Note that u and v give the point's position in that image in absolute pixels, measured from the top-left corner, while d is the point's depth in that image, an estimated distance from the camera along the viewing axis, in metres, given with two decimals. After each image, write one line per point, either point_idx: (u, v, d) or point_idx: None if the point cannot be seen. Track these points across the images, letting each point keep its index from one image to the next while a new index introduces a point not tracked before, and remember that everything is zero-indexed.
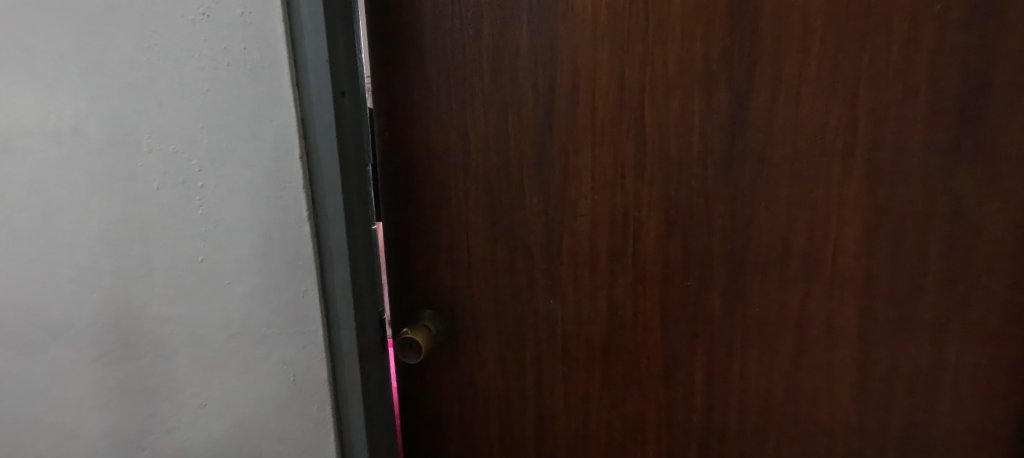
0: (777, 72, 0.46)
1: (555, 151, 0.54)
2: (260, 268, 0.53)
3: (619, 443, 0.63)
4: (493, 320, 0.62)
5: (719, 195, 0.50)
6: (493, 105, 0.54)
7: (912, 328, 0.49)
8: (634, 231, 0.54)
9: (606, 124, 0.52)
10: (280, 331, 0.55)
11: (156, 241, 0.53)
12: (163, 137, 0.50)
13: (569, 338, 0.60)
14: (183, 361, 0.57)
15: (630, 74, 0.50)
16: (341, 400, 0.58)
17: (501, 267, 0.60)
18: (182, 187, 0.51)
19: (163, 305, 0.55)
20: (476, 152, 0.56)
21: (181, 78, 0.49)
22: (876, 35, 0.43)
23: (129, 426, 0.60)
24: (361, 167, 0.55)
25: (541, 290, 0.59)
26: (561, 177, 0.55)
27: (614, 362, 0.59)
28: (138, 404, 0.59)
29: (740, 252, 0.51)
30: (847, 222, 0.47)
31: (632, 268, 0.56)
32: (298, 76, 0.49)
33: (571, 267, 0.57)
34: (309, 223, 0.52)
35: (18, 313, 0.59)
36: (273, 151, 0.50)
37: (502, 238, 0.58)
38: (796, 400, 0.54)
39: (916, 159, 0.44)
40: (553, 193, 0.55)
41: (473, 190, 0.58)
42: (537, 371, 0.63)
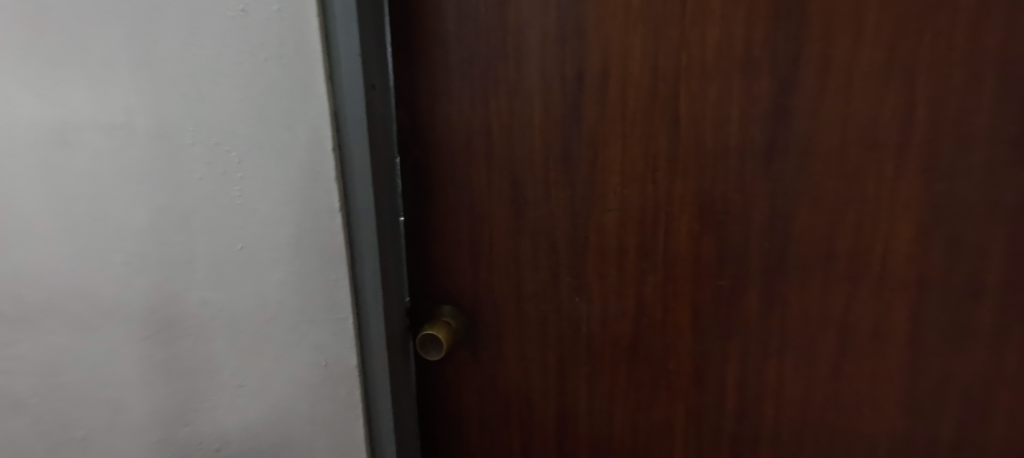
0: (825, 57, 0.43)
1: (584, 144, 0.53)
2: (293, 256, 0.54)
3: (644, 443, 0.62)
4: (518, 314, 0.62)
5: (758, 190, 0.48)
6: (522, 96, 0.53)
7: (971, 337, 0.45)
8: (665, 226, 0.52)
9: (638, 115, 0.50)
10: (312, 317, 0.56)
11: (199, 229, 0.56)
12: (204, 130, 0.52)
13: (595, 335, 0.59)
14: (222, 344, 0.60)
15: (666, 62, 0.48)
16: (370, 387, 0.59)
17: (526, 261, 0.59)
18: (222, 178, 0.53)
19: (203, 290, 0.58)
20: (502, 144, 0.56)
21: (221, 73, 0.50)
22: (942, 15, 0.39)
23: (174, 403, 0.64)
24: (384, 160, 0.55)
25: (567, 285, 0.58)
26: (590, 169, 0.53)
27: (641, 361, 0.58)
28: (183, 383, 0.63)
29: (780, 250, 0.49)
30: (900, 220, 0.44)
31: (661, 266, 0.54)
32: (331, 69, 0.50)
33: (598, 262, 0.56)
34: (341, 213, 0.53)
35: (77, 294, 0.64)
36: (307, 144, 0.51)
37: (527, 232, 0.58)
38: (836, 408, 0.52)
39: (980, 150, 0.41)
40: (582, 187, 0.54)
41: (500, 182, 0.57)
42: (563, 367, 0.62)
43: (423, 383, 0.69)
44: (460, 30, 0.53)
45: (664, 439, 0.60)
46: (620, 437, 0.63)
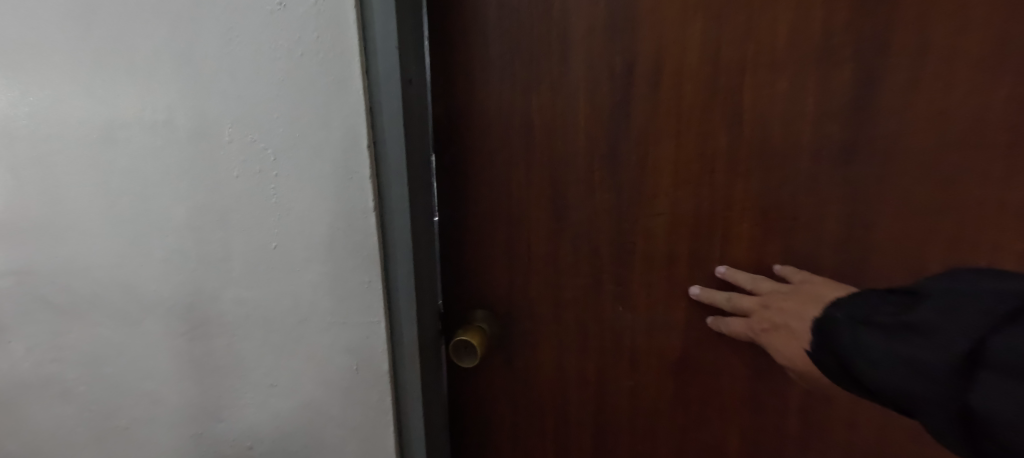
0: (920, 43, 0.38)
1: (632, 142, 0.49)
2: (326, 257, 0.52)
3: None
4: (555, 322, 0.58)
5: (833, 194, 0.43)
6: (566, 90, 0.50)
7: None
8: (722, 232, 0.48)
9: (694, 111, 0.46)
10: (344, 319, 0.54)
11: (236, 226, 0.55)
12: (241, 127, 0.51)
13: (639, 347, 0.55)
14: (256, 343, 0.59)
15: (730, 52, 0.44)
16: (402, 394, 0.57)
17: (566, 266, 0.56)
18: (257, 175, 0.52)
19: (239, 288, 0.58)
20: (543, 142, 0.52)
21: (258, 68, 0.49)
22: None
23: (210, 398, 0.65)
24: (419, 158, 0.52)
25: (611, 293, 0.55)
26: (640, 169, 0.49)
27: (690, 378, 0.54)
28: (219, 378, 0.63)
29: (858, 261, 0.44)
30: (1006, 228, 0.39)
31: (715, 276, 0.50)
32: (367, 63, 0.47)
33: (644, 270, 0.52)
34: (375, 214, 0.50)
35: (122, 288, 0.65)
36: (341, 142, 0.48)
37: (568, 236, 0.54)
38: (916, 441, 0.46)
39: None
40: (630, 188, 0.50)
41: (539, 182, 0.54)
42: (603, 379, 0.58)
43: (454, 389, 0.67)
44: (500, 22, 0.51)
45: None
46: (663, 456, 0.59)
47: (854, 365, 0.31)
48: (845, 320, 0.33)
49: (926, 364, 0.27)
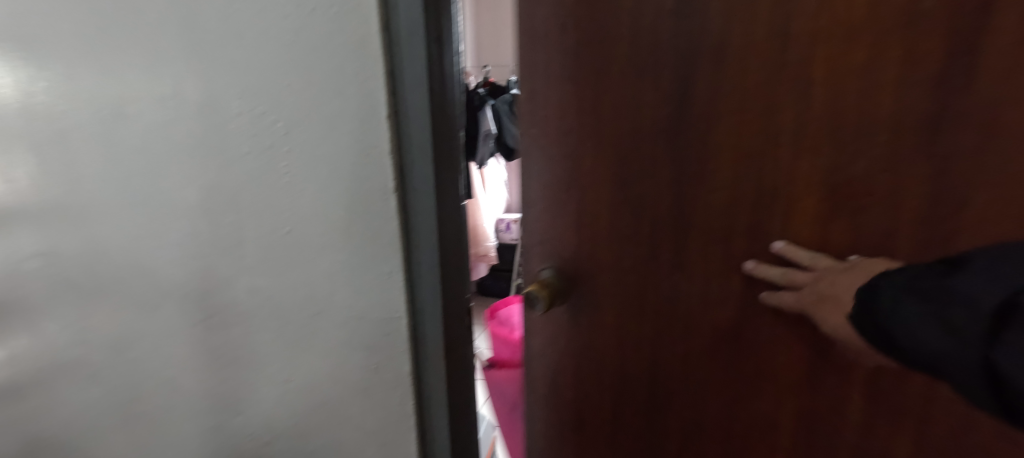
0: None
1: (699, 111, 0.40)
2: (341, 245, 0.47)
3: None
4: (604, 318, 0.52)
5: (915, 179, 0.32)
6: (635, 51, 0.42)
7: None
8: (783, 222, 0.38)
9: (759, 73, 0.37)
10: (362, 314, 0.48)
11: (246, 209, 0.51)
12: (250, 98, 0.46)
13: (688, 352, 0.47)
14: (270, 335, 0.55)
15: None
16: (425, 398, 0.51)
17: (625, 253, 0.49)
18: (267, 152, 0.47)
19: (253, 276, 0.53)
20: (605, 111, 0.45)
21: (266, 29, 0.43)
22: None
23: (226, 391, 0.61)
24: (457, 132, 0.45)
25: (667, 290, 0.47)
26: (706, 143, 0.41)
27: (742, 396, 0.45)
28: (233, 371, 0.59)
29: None
30: None
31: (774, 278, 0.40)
32: (387, 18, 0.40)
33: (699, 263, 0.44)
34: (395, 197, 0.44)
35: (139, 273, 0.62)
36: (358, 113, 0.42)
37: (627, 219, 0.47)
38: None
39: None
40: (693, 166, 0.42)
41: (596, 157, 0.47)
42: (654, 388, 0.51)
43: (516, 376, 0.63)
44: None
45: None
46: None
47: (891, 332, 0.30)
48: (885, 287, 0.31)
49: (960, 323, 0.27)
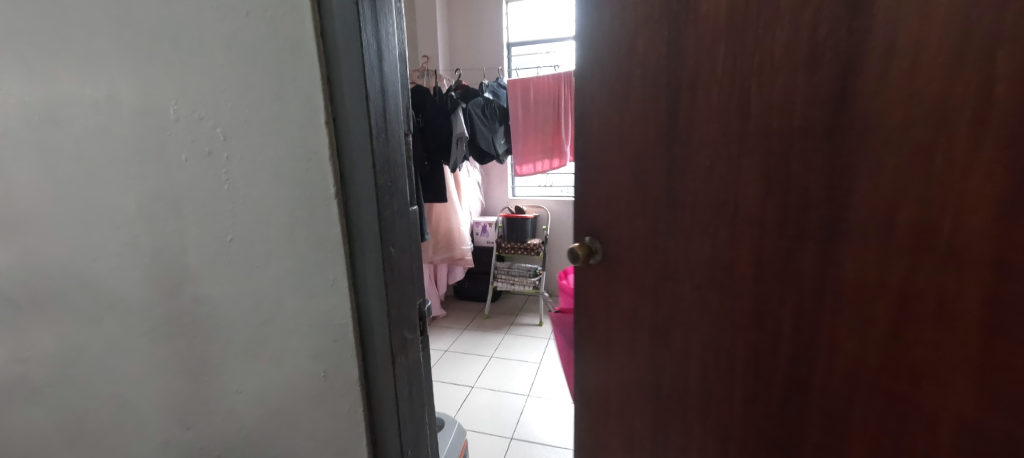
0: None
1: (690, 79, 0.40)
2: (286, 251, 0.46)
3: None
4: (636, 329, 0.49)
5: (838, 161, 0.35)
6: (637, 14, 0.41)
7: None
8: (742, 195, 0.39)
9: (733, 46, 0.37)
10: (310, 321, 0.47)
11: (189, 216, 0.49)
12: (189, 102, 0.45)
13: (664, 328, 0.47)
14: (217, 345, 0.52)
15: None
16: (375, 405, 0.49)
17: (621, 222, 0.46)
18: (208, 158, 0.46)
19: (198, 285, 0.51)
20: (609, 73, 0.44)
21: (202, 33, 0.42)
22: None
23: (176, 405, 0.58)
24: (395, 137, 0.46)
25: (709, 304, 0.44)
26: (713, 140, 0.40)
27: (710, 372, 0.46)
28: (181, 384, 0.57)
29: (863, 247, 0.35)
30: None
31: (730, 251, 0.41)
32: (322, 23, 0.40)
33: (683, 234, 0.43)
34: (337, 202, 0.43)
35: (78, 286, 0.59)
36: (298, 117, 0.41)
37: (619, 186, 0.46)
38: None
39: None
40: (676, 141, 0.42)
41: (603, 119, 0.46)
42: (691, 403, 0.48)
43: None
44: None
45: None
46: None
47: None
48: None
49: None
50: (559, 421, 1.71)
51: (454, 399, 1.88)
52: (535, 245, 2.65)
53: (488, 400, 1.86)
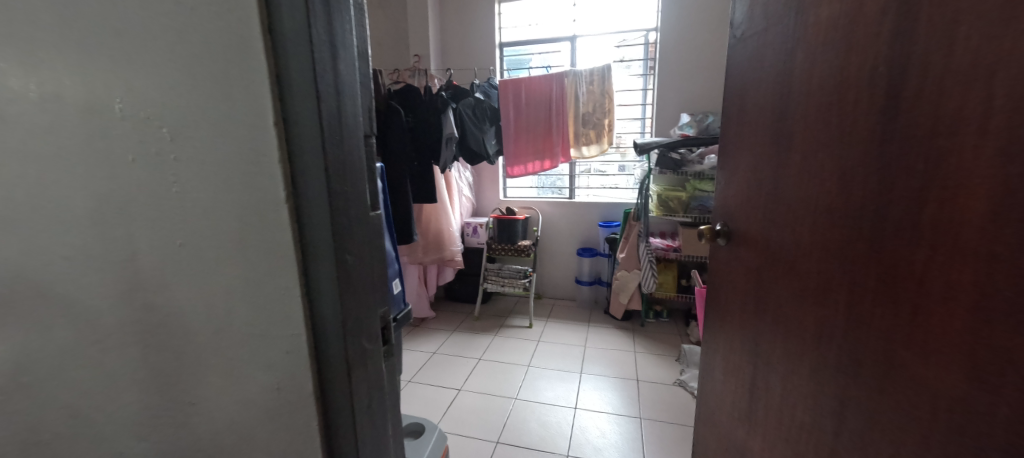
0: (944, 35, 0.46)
1: (760, 118, 0.78)
2: (236, 257, 0.44)
3: (811, 427, 0.65)
4: (735, 264, 0.87)
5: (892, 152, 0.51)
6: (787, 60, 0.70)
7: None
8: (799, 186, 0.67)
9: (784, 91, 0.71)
10: (262, 330, 0.45)
11: (136, 219, 0.46)
12: (135, 100, 0.43)
13: (747, 260, 0.82)
14: (169, 354, 0.50)
15: (888, 50, 0.51)
16: (332, 420, 0.47)
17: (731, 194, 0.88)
18: (155, 160, 0.43)
19: (146, 293, 0.48)
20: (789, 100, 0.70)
21: (147, 29, 0.41)
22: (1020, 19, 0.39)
23: (128, 416, 0.55)
24: (353, 141, 0.45)
25: (746, 258, 0.83)
26: (769, 147, 0.75)
27: (802, 304, 0.67)
28: (133, 394, 0.54)
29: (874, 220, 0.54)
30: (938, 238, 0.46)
31: (794, 216, 0.68)
32: (270, 19, 0.38)
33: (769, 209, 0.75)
34: (287, 206, 0.41)
35: (26, 290, 0.56)
36: (245, 117, 0.39)
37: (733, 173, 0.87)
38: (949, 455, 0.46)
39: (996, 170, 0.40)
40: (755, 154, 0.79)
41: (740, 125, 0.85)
42: (738, 310, 0.86)
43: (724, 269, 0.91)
44: (757, 44, 0.78)
45: (819, 429, 0.64)
46: (792, 411, 0.70)
47: None
48: None
49: None
50: (548, 425, 1.69)
51: (442, 402, 1.85)
52: (525, 247, 2.64)
53: (476, 404, 1.84)
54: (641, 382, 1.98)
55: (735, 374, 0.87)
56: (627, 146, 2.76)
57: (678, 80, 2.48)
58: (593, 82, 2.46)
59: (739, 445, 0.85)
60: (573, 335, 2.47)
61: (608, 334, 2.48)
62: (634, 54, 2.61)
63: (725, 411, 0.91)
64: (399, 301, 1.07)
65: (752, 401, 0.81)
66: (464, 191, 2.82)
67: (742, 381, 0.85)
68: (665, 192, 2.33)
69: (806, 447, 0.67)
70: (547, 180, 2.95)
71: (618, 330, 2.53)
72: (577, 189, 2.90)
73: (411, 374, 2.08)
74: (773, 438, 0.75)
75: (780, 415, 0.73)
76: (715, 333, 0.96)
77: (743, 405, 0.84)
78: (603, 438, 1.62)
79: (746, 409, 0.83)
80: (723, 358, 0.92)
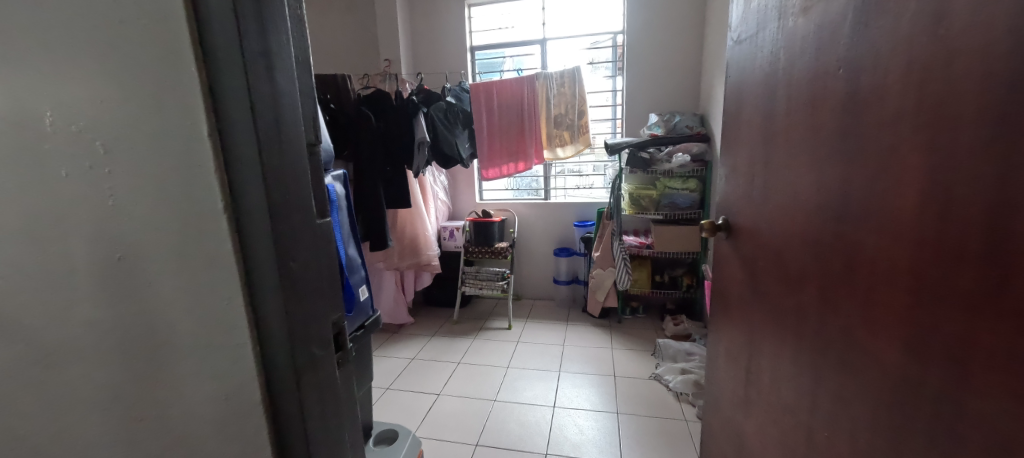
0: (888, 42, 0.50)
1: (752, 116, 0.82)
2: (179, 270, 0.43)
3: (794, 405, 0.70)
4: (733, 256, 0.91)
5: (855, 149, 0.56)
6: (773, 62, 0.74)
7: (980, 393, 0.41)
8: (784, 181, 0.71)
9: (771, 89, 0.75)
10: (207, 342, 0.45)
11: (70, 233, 0.45)
12: (66, 113, 0.42)
13: (742, 251, 0.87)
14: (107, 372, 0.47)
15: (852, 57, 0.56)
16: (282, 429, 0.47)
17: (729, 189, 0.93)
18: (89, 173, 0.43)
19: (81, 309, 0.46)
20: (774, 101, 0.74)
21: (75, 41, 0.40)
22: (941, 28, 0.44)
23: (57, 442, 0.51)
24: (293, 150, 0.45)
25: (741, 251, 0.87)
26: (758, 145, 0.80)
27: (787, 291, 0.72)
28: (63, 417, 0.50)
29: (842, 210, 0.58)
30: (887, 225, 0.51)
31: (779, 209, 0.73)
32: (199, 30, 0.38)
33: (760, 203, 0.79)
34: (226, 216, 0.41)
35: None
36: (177, 128, 0.39)
37: (730, 169, 0.92)
38: (897, 423, 0.50)
39: (933, 164, 0.45)
40: (747, 151, 0.84)
41: (736, 125, 0.89)
42: (737, 299, 0.90)
43: (726, 261, 0.95)
44: (749, 47, 0.82)
45: (800, 406, 0.68)
46: (779, 394, 0.74)
47: None
48: None
49: None
50: (528, 425, 1.70)
51: (421, 408, 1.84)
52: (502, 249, 2.65)
53: (456, 408, 1.83)
54: (619, 378, 2.01)
55: (735, 361, 0.91)
56: (600, 146, 2.80)
57: (646, 81, 2.53)
58: (564, 84, 2.49)
59: (738, 428, 0.89)
60: (552, 335, 2.48)
61: (587, 332, 2.51)
62: (604, 57, 2.66)
63: (728, 398, 0.94)
64: (366, 308, 1.06)
65: (748, 385, 0.85)
66: (439, 195, 2.81)
67: (739, 367, 0.88)
68: (636, 191, 2.38)
69: (790, 425, 0.71)
70: (523, 181, 2.98)
71: (596, 328, 2.56)
72: (552, 190, 2.93)
73: (389, 382, 2.06)
74: (764, 420, 0.79)
75: (770, 397, 0.77)
76: (721, 322, 0.98)
77: (741, 390, 0.87)
78: (581, 434, 1.64)
79: (743, 395, 0.87)
80: (726, 347, 0.95)
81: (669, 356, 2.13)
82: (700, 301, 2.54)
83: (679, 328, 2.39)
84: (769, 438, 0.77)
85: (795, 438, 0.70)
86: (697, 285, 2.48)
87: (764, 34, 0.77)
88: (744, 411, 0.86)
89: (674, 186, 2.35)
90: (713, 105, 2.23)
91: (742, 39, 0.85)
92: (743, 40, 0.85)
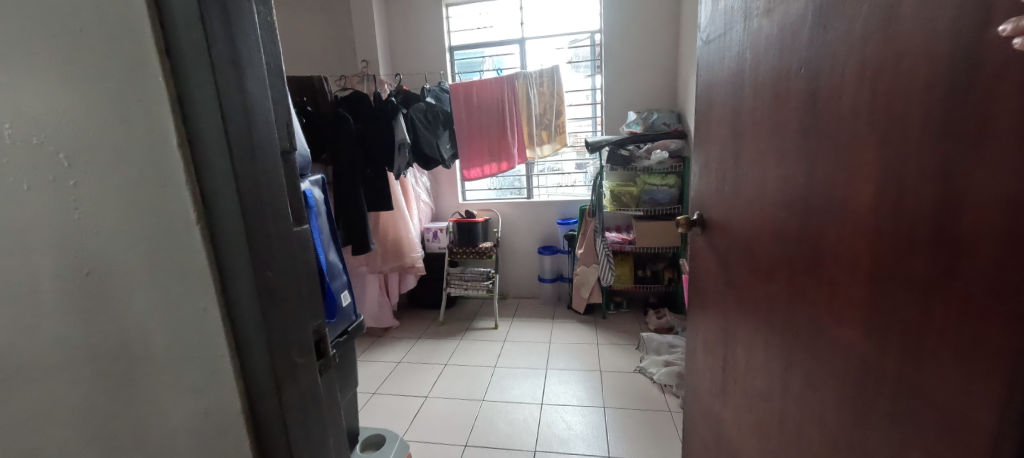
0: (844, 43, 0.52)
1: (721, 113, 0.84)
2: (150, 281, 0.43)
3: (766, 391, 0.72)
4: (707, 250, 0.93)
5: (815, 144, 0.58)
6: (739, 61, 0.76)
7: (934, 373, 0.44)
8: (752, 175, 0.73)
9: (739, 88, 0.77)
10: (184, 354, 0.44)
11: (30, 248, 0.43)
12: (26, 125, 0.41)
13: (715, 245, 0.89)
14: (76, 390, 0.46)
15: (811, 56, 0.58)
16: (263, 438, 0.47)
17: (702, 185, 0.94)
18: (53, 185, 0.41)
19: (43, 325, 0.45)
20: (741, 99, 0.76)
21: (32, 51, 0.39)
22: (888, 30, 0.46)
23: None
24: (267, 159, 0.45)
25: (714, 245, 0.89)
26: (727, 142, 0.82)
27: (758, 282, 0.74)
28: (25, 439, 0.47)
29: (804, 202, 0.61)
30: (846, 215, 0.53)
31: (748, 203, 0.75)
32: (167, 42, 0.38)
33: (730, 199, 0.81)
34: (200, 226, 0.41)
35: None
36: (146, 140, 0.39)
37: (703, 166, 0.94)
38: (862, 404, 0.53)
39: (883, 160, 0.47)
40: (718, 147, 0.86)
41: (707, 122, 0.91)
42: (712, 291, 0.92)
43: (701, 254, 0.97)
44: (717, 47, 0.84)
45: (772, 392, 0.71)
46: (753, 381, 0.76)
47: None
48: None
49: None
50: (516, 423, 1.71)
51: (409, 412, 1.83)
52: (485, 249, 2.65)
53: (443, 410, 1.83)
54: (605, 373, 2.04)
55: (711, 351, 0.93)
56: (580, 144, 2.82)
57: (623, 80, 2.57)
58: (543, 83, 2.51)
59: (717, 417, 0.91)
60: (537, 333, 2.49)
61: (572, 329, 2.52)
62: (581, 56, 2.69)
63: (706, 388, 0.96)
64: (349, 313, 1.05)
65: (724, 374, 0.87)
66: (421, 196, 2.79)
67: (715, 358, 0.91)
68: (618, 187, 2.40)
69: (764, 411, 0.73)
70: (505, 181, 2.98)
71: (581, 324, 2.58)
72: (535, 189, 2.94)
73: (375, 386, 2.04)
74: (740, 407, 0.81)
75: (745, 384, 0.79)
76: (697, 314, 1.01)
77: (718, 380, 0.90)
78: (569, 429, 1.65)
79: (720, 384, 0.89)
80: (703, 338, 0.97)
81: (653, 349, 2.16)
82: (680, 294, 2.58)
83: (661, 321, 2.43)
84: (746, 425, 0.79)
85: (768, 422, 0.72)
86: (677, 278, 2.54)
87: (730, 34, 0.79)
88: (722, 402, 0.88)
89: (654, 182, 2.37)
90: (689, 102, 2.27)
91: (710, 39, 0.87)
92: (710, 41, 0.87)
